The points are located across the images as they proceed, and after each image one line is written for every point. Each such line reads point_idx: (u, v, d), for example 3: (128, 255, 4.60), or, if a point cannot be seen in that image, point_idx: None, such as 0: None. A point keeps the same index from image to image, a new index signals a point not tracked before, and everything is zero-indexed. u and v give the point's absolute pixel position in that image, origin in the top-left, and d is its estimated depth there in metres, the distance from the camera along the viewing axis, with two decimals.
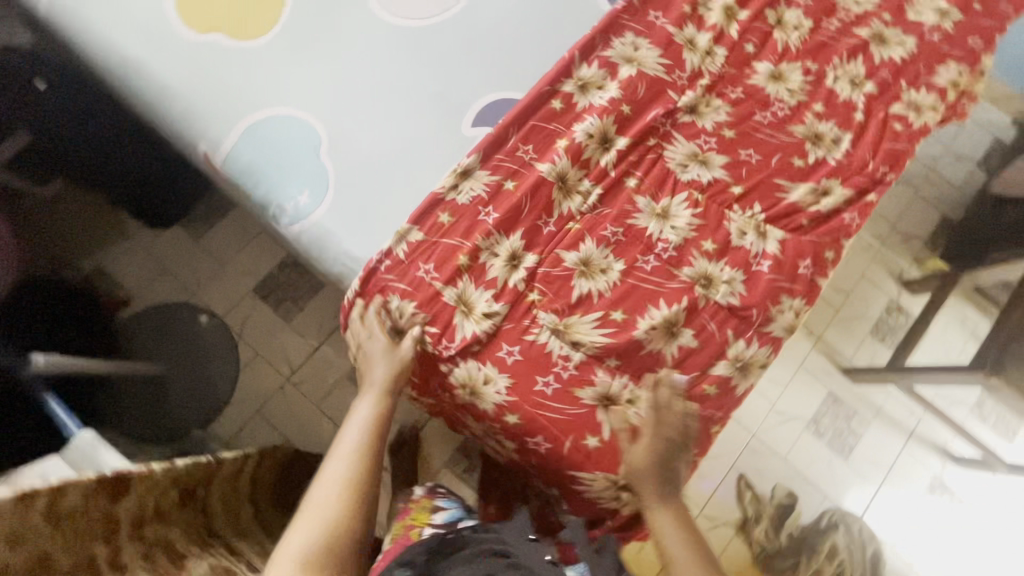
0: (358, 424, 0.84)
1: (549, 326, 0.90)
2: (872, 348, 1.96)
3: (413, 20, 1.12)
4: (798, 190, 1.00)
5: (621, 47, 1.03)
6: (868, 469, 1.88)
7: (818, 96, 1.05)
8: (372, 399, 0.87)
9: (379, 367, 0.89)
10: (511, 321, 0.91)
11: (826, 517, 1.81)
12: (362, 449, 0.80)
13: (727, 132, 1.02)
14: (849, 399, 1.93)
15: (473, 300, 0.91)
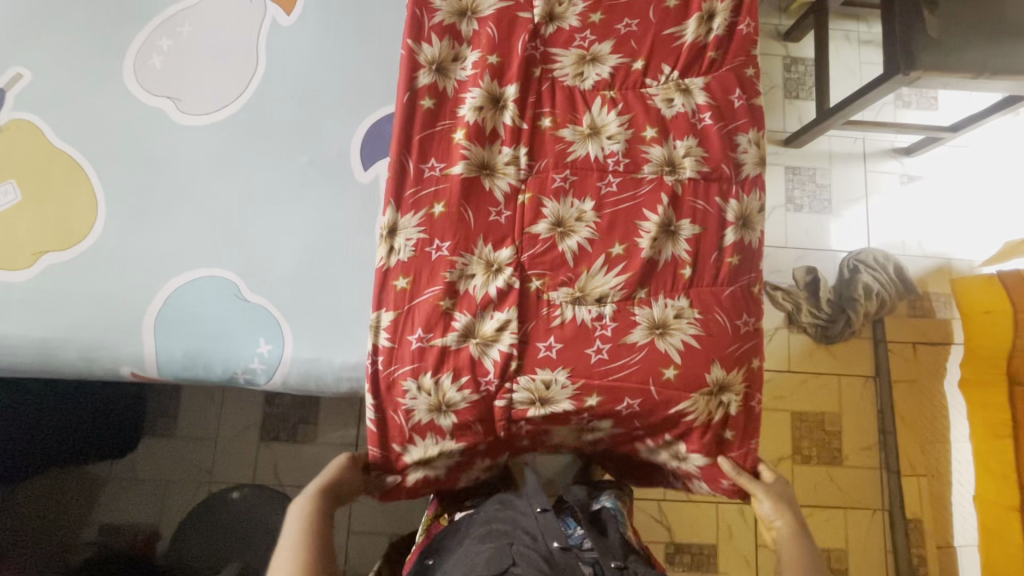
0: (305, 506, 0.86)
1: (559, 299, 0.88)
2: (795, 108, 2.03)
3: (229, 102, 0.97)
4: (689, 30, 0.95)
5: (446, 3, 0.93)
6: (852, 207, 2.00)
7: None
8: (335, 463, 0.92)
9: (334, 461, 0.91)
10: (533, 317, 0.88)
11: (847, 268, 1.92)
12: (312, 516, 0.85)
13: (595, 15, 0.96)
14: (803, 163, 2.02)
15: (469, 327, 0.87)
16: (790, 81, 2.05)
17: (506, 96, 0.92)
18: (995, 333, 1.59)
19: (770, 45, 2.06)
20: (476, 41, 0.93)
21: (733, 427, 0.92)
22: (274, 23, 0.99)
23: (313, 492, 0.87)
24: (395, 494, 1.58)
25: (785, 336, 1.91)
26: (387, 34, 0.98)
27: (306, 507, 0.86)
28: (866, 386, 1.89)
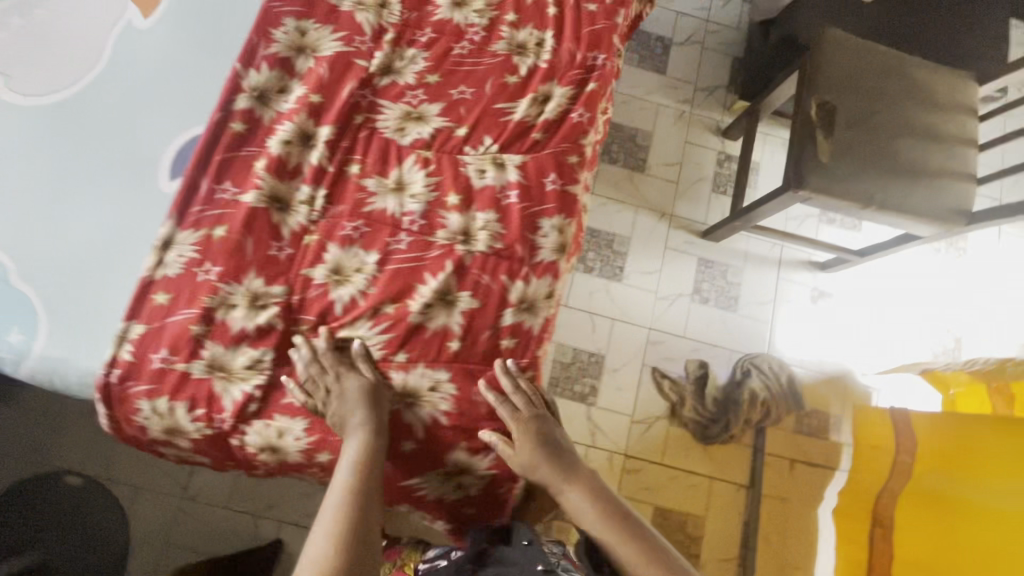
0: (347, 466, 0.79)
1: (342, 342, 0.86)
2: (719, 203, 2.05)
3: (61, 88, 0.97)
4: (520, 108, 0.96)
5: (285, 36, 0.94)
6: (756, 309, 1.99)
7: (507, 7, 1.01)
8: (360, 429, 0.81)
9: (361, 405, 0.82)
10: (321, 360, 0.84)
11: (739, 369, 1.89)
12: (353, 489, 0.77)
13: (431, 76, 0.96)
14: (716, 257, 2.02)
15: (320, 395, 0.83)
16: (719, 177, 2.07)
17: (321, 135, 0.91)
18: (875, 471, 1.51)
19: (707, 139, 2.10)
20: (305, 78, 0.94)
21: (473, 505, 0.92)
22: (128, 24, 1.01)
23: (347, 470, 0.78)
24: (229, 511, 1.44)
25: (664, 426, 1.86)
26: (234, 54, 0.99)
27: (329, 510, 0.76)
28: (738, 495, 1.83)
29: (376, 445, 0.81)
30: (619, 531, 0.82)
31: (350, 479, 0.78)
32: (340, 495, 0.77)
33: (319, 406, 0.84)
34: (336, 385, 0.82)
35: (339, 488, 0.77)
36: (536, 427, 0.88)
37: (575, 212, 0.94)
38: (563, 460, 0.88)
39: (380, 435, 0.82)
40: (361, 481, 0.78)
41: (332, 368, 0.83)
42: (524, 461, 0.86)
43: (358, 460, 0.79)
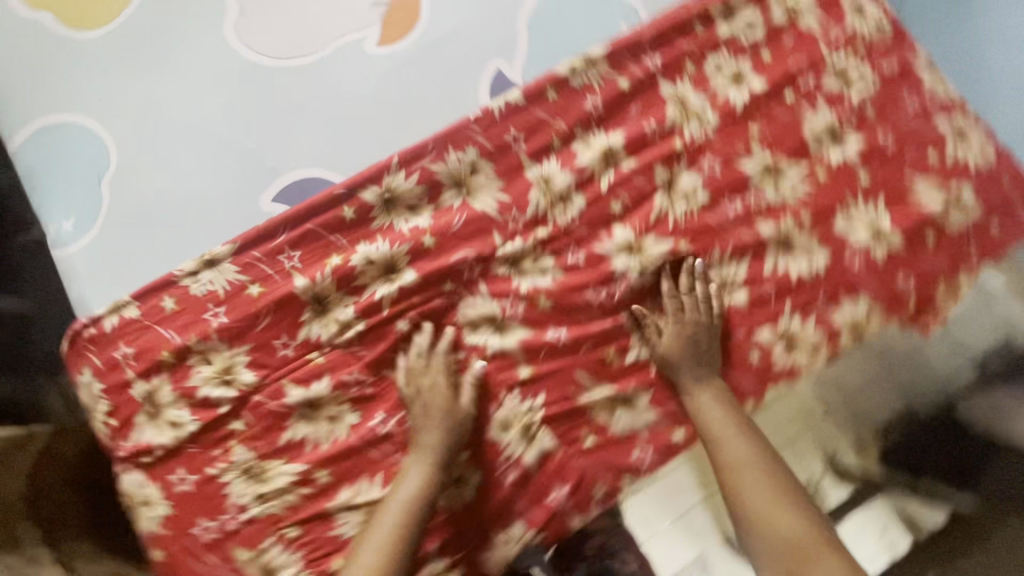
0: (401, 495, 0.74)
1: (430, 356, 0.81)
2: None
3: (268, 54, 0.96)
4: (592, 394, 0.82)
5: (455, 164, 0.88)
6: None
7: (674, 292, 0.86)
8: (425, 458, 0.75)
9: (436, 426, 0.77)
10: (422, 363, 0.80)
11: None
12: (405, 519, 0.73)
13: (544, 298, 0.85)
14: None
15: (409, 391, 0.79)
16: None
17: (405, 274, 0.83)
18: None
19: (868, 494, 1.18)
20: (437, 213, 0.86)
21: None
22: (361, 39, 0.97)
23: (399, 497, 0.74)
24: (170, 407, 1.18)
25: None
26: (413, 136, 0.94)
27: (376, 542, 0.71)
28: None
29: (431, 481, 0.75)
30: (778, 497, 0.73)
31: (400, 512, 0.73)
32: (385, 523, 0.72)
33: (407, 396, 0.79)
34: (428, 394, 0.78)
35: (393, 512, 0.73)
36: (694, 354, 0.82)
37: (555, 542, 0.80)
38: (704, 364, 0.82)
39: (434, 470, 0.76)
40: (420, 505, 0.73)
41: (425, 377, 0.80)
42: (674, 349, 0.82)
43: (419, 484, 0.74)
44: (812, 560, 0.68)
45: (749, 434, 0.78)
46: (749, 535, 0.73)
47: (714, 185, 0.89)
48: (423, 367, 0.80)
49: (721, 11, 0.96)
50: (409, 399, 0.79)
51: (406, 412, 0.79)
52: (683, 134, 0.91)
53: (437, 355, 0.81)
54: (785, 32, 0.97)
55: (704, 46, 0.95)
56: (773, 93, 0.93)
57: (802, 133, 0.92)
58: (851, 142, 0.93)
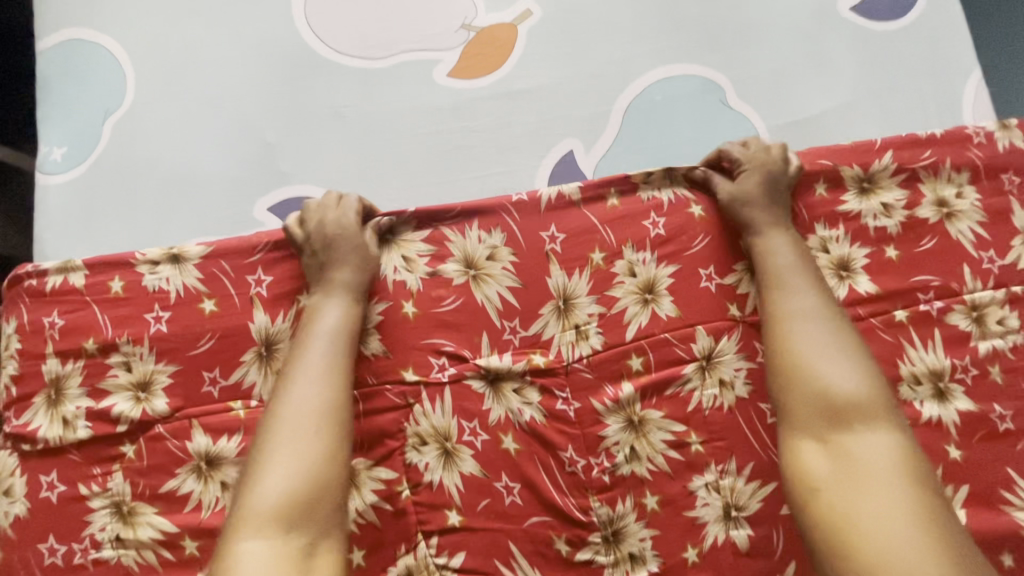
0: (306, 384, 0.63)
1: (366, 252, 0.72)
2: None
3: (329, 44, 0.83)
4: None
5: (473, 242, 0.74)
6: None
7: (662, 492, 0.71)
8: (342, 300, 0.69)
9: (348, 270, 0.70)
10: (360, 261, 0.72)
11: None
12: (323, 397, 0.63)
13: (510, 441, 0.71)
14: None
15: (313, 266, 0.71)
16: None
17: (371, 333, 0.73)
18: None
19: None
20: (433, 284, 0.74)
21: None
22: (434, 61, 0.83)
23: (301, 395, 0.63)
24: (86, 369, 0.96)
25: None
26: (442, 196, 0.80)
27: (284, 463, 0.59)
28: None
29: (341, 358, 0.66)
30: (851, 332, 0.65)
31: (309, 405, 0.62)
32: (285, 428, 0.61)
33: (309, 240, 0.72)
34: (333, 257, 0.70)
35: (295, 411, 0.62)
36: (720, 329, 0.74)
37: None
38: (776, 213, 0.74)
39: (342, 324, 0.68)
40: (341, 363, 0.66)
41: (343, 256, 0.71)
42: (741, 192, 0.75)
43: (339, 323, 0.68)
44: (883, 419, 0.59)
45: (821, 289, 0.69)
46: (788, 389, 0.63)
47: (758, 383, 0.73)
48: (357, 263, 0.71)
49: (856, 179, 0.77)
50: (313, 269, 0.71)
51: (309, 260, 0.71)
52: (744, 301, 0.76)
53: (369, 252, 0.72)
54: (926, 231, 0.77)
55: (817, 213, 0.77)
56: (880, 302, 0.74)
57: (896, 365, 0.73)
58: (955, 398, 0.72)
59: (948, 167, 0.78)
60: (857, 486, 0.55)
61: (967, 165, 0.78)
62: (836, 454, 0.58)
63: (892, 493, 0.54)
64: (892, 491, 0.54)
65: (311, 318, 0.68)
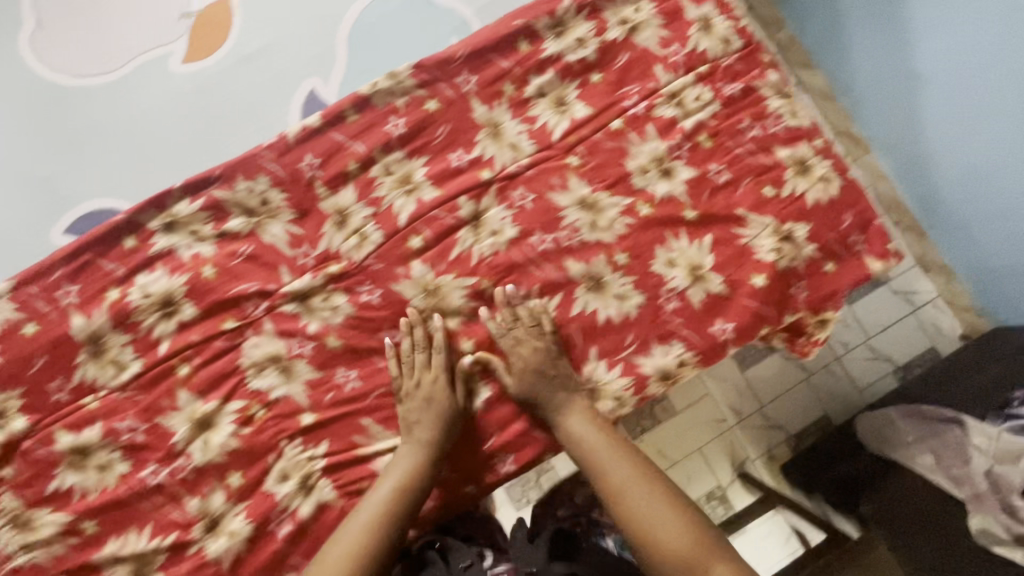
0: (394, 480, 0.75)
1: (421, 348, 0.80)
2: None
3: (65, 72, 0.90)
4: (375, 442, 0.80)
5: (244, 194, 0.83)
6: None
7: (474, 332, 0.84)
8: (417, 448, 0.76)
9: (420, 403, 0.78)
10: (410, 356, 0.80)
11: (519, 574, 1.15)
12: (383, 519, 0.72)
13: (332, 339, 0.81)
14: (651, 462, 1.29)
15: (405, 387, 0.79)
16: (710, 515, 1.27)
17: (182, 306, 0.80)
18: None
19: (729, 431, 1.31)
20: (222, 243, 0.83)
21: None
22: (166, 55, 0.91)
23: (372, 509, 0.73)
24: None
25: None
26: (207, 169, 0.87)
27: (350, 531, 0.71)
28: None
29: (432, 462, 0.76)
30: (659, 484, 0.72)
31: (391, 493, 0.74)
32: (370, 511, 0.73)
33: (400, 390, 0.80)
34: (431, 389, 0.78)
35: (379, 499, 0.73)
36: (570, 241, 0.85)
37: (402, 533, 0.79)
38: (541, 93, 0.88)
39: (441, 446, 0.77)
40: (406, 493, 0.74)
41: (420, 372, 0.80)
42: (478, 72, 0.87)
43: (415, 467, 0.75)
44: (707, 560, 0.66)
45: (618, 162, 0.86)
46: (631, 535, 0.70)
47: (525, 219, 0.85)
48: (415, 362, 0.80)
49: (548, 27, 0.89)
50: (404, 393, 0.79)
51: (400, 404, 0.79)
52: (493, 163, 0.86)
53: (427, 349, 0.81)
54: (619, 50, 0.89)
55: (526, 66, 0.88)
56: (597, 120, 0.87)
57: (624, 165, 0.86)
58: (679, 173, 0.86)
59: None
60: (659, 515, 0.70)
61: None
62: (670, 504, 0.70)
63: (704, 537, 0.68)
64: (684, 520, 0.69)
65: (406, 433, 0.77)
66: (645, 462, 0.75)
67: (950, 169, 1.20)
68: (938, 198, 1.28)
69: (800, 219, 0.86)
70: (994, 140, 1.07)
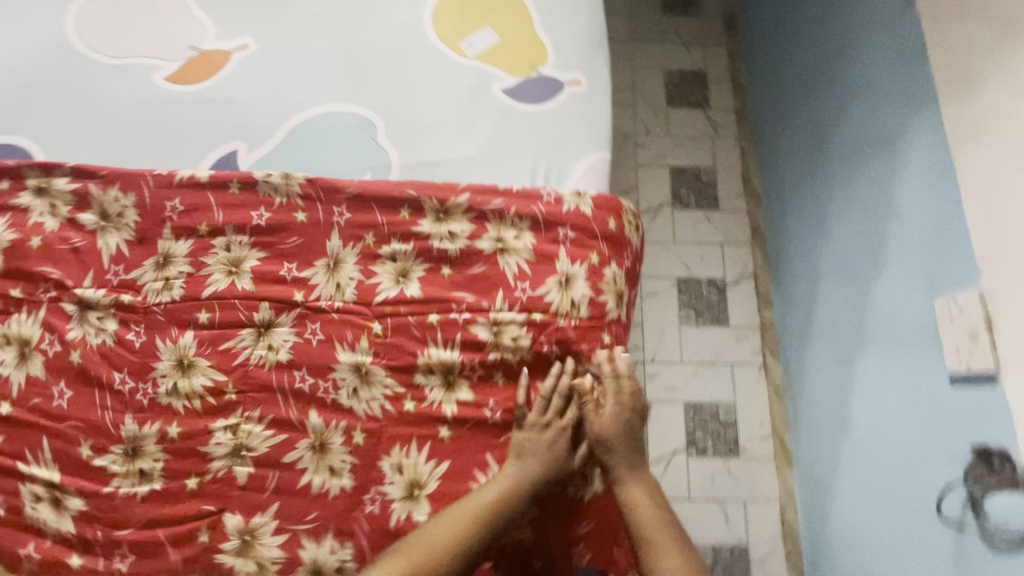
0: (499, 489, 0.81)
1: (560, 395, 0.89)
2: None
3: (83, 40, 1.07)
4: (39, 465, 0.81)
5: (110, 200, 0.92)
6: None
7: (189, 423, 0.83)
8: (523, 472, 0.83)
9: (544, 439, 0.86)
10: (548, 398, 0.89)
11: None
12: (473, 518, 0.79)
13: (76, 355, 0.85)
14: None
15: (530, 418, 0.87)
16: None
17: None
18: None
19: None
20: (66, 226, 0.91)
21: None
22: (158, 67, 1.06)
23: (476, 504, 0.80)
24: None
25: None
26: (103, 164, 0.98)
27: (452, 520, 0.79)
28: None
29: (530, 491, 0.83)
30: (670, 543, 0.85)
31: (490, 503, 0.80)
32: (475, 506, 0.80)
33: (523, 417, 0.87)
34: (552, 435, 0.86)
35: (478, 502, 0.80)
36: (323, 395, 0.85)
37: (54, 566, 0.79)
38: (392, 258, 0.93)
39: (545, 479, 0.84)
40: (503, 509, 0.81)
41: (552, 415, 0.88)
42: (354, 212, 0.94)
43: (516, 487, 0.82)
44: None
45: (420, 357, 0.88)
46: None
47: (302, 351, 0.87)
48: (552, 405, 0.88)
49: (434, 209, 0.95)
50: (528, 421, 0.87)
51: (525, 421, 0.87)
52: (310, 290, 0.90)
53: (564, 399, 0.90)
54: (480, 260, 0.94)
55: (395, 229, 0.94)
56: (419, 306, 0.90)
57: (414, 357, 0.88)
58: (457, 391, 0.87)
59: (512, 213, 0.96)
60: None
61: (530, 214, 0.96)
62: None
63: None
64: None
65: (519, 457, 0.84)
66: (661, 523, 0.86)
67: (851, 528, 1.41)
68: (826, 540, 1.51)
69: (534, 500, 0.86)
70: (891, 532, 1.28)
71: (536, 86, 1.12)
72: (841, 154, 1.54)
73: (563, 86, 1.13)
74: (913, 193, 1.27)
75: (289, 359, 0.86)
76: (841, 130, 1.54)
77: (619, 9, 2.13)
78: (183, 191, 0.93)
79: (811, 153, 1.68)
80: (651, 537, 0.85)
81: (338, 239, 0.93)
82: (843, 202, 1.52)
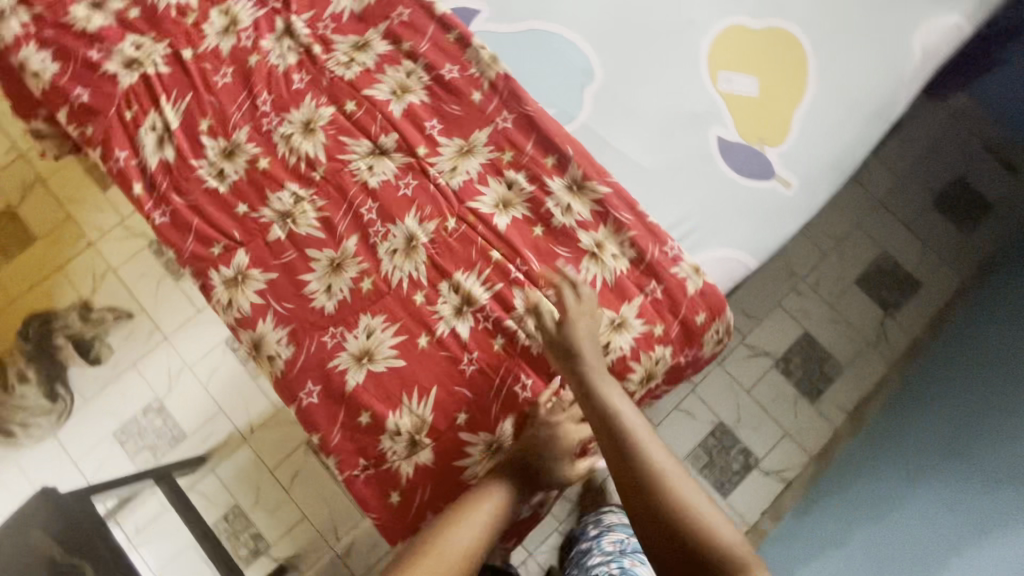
0: (484, 495, 0.79)
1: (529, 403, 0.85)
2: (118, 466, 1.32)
3: None
4: (168, 107, 0.93)
5: None
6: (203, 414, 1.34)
7: (275, 167, 0.92)
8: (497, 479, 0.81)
9: (510, 457, 0.83)
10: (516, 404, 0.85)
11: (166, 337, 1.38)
12: (479, 527, 0.76)
13: (254, 59, 0.96)
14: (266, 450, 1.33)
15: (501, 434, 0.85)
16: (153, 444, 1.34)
17: None
18: None
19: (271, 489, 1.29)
20: None
21: None
22: None
23: (472, 514, 0.77)
24: None
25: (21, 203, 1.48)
26: None
27: (459, 526, 0.75)
28: None
29: (512, 497, 0.81)
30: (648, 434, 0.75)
31: (483, 511, 0.78)
32: (472, 510, 0.77)
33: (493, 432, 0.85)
34: (514, 446, 0.84)
35: (470, 512, 0.77)
36: (373, 232, 0.90)
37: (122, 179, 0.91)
38: (509, 185, 0.94)
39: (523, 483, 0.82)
40: (498, 518, 0.78)
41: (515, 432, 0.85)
42: (516, 127, 0.96)
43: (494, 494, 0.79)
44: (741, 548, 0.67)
45: (460, 272, 0.90)
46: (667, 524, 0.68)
47: (388, 189, 0.92)
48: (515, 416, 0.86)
49: (573, 180, 0.95)
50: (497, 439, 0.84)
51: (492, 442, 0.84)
52: (433, 154, 0.94)
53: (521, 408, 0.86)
54: (571, 246, 0.92)
55: (532, 166, 0.94)
56: (495, 237, 0.91)
57: (455, 269, 0.90)
58: (460, 321, 0.88)
59: (628, 236, 0.93)
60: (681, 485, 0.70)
61: (640, 249, 0.93)
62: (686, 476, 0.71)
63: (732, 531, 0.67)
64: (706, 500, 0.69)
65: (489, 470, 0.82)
66: (635, 428, 0.76)
67: None
68: None
69: (436, 452, 0.83)
70: None
71: (748, 157, 1.05)
72: (968, 456, 1.15)
73: (770, 178, 1.04)
74: (999, 562, 0.93)
75: (374, 186, 0.92)
76: (994, 438, 1.13)
77: (900, 161, 1.80)
78: (418, 9, 0.99)
79: (942, 427, 1.28)
80: (638, 438, 0.75)
81: (486, 137, 0.95)
82: (923, 504, 1.14)
